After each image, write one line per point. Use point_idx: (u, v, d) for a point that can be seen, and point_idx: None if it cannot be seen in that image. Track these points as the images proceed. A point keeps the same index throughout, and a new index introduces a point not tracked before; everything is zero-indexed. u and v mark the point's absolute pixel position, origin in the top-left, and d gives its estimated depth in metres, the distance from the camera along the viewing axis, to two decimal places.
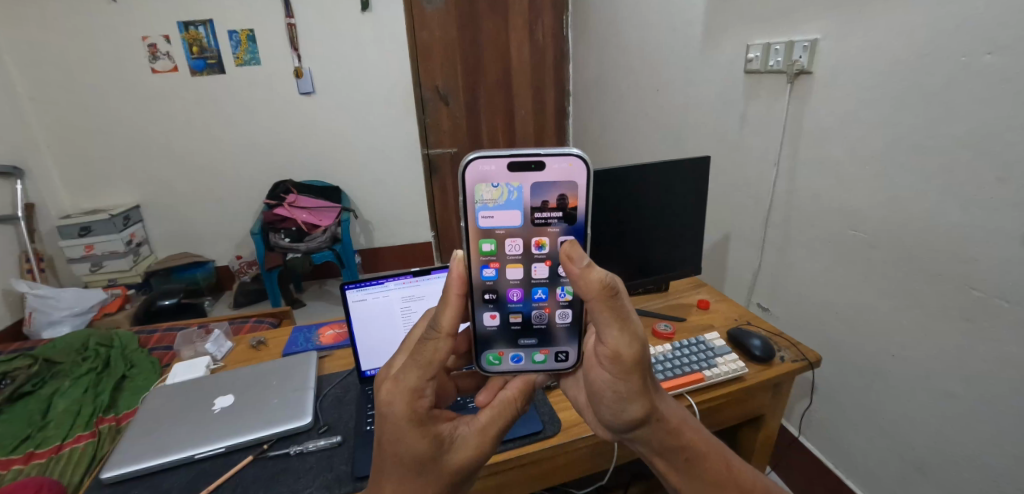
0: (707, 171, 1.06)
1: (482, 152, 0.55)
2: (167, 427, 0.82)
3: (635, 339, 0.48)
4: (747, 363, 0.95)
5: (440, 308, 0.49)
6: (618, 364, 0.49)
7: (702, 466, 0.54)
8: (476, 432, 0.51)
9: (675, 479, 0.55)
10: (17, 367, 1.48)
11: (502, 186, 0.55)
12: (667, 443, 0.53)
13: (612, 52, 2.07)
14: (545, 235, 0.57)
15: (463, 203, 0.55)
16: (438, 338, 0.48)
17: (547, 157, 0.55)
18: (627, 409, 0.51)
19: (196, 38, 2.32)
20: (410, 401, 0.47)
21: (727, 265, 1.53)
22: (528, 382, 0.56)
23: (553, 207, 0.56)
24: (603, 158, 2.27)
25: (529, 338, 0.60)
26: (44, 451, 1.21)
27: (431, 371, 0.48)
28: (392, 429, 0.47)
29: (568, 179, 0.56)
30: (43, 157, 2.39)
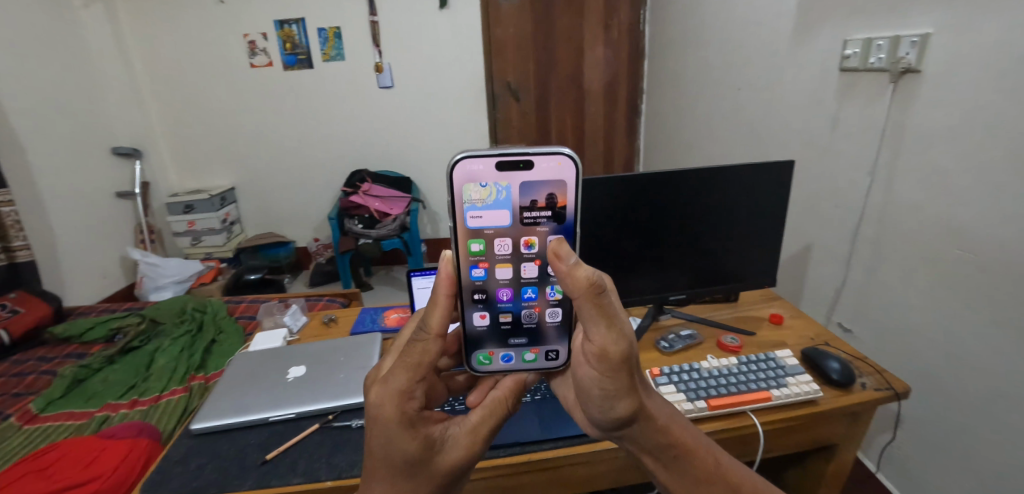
0: (790, 176, 0.99)
1: (469, 151, 0.55)
2: (248, 390, 0.90)
3: (622, 336, 0.48)
4: (822, 386, 0.88)
5: (430, 309, 0.51)
6: (605, 362, 0.49)
7: (690, 463, 0.55)
8: (466, 431, 0.52)
9: (664, 475, 0.56)
10: (129, 323, 1.71)
11: (490, 186, 0.55)
12: (655, 440, 0.54)
13: (689, 50, 1.99)
14: (534, 235, 0.57)
15: (451, 204, 0.55)
16: (428, 338, 0.50)
17: (536, 156, 0.55)
18: (616, 406, 0.52)
19: (289, 36, 2.49)
20: (401, 402, 0.48)
21: (806, 278, 1.42)
22: (518, 383, 0.57)
23: (542, 207, 0.56)
24: (675, 158, 2.19)
25: (519, 338, 0.60)
26: (146, 400, 1.36)
27: (421, 372, 0.50)
28: (382, 432, 0.48)
29: (557, 178, 0.56)
30: (158, 142, 2.69)
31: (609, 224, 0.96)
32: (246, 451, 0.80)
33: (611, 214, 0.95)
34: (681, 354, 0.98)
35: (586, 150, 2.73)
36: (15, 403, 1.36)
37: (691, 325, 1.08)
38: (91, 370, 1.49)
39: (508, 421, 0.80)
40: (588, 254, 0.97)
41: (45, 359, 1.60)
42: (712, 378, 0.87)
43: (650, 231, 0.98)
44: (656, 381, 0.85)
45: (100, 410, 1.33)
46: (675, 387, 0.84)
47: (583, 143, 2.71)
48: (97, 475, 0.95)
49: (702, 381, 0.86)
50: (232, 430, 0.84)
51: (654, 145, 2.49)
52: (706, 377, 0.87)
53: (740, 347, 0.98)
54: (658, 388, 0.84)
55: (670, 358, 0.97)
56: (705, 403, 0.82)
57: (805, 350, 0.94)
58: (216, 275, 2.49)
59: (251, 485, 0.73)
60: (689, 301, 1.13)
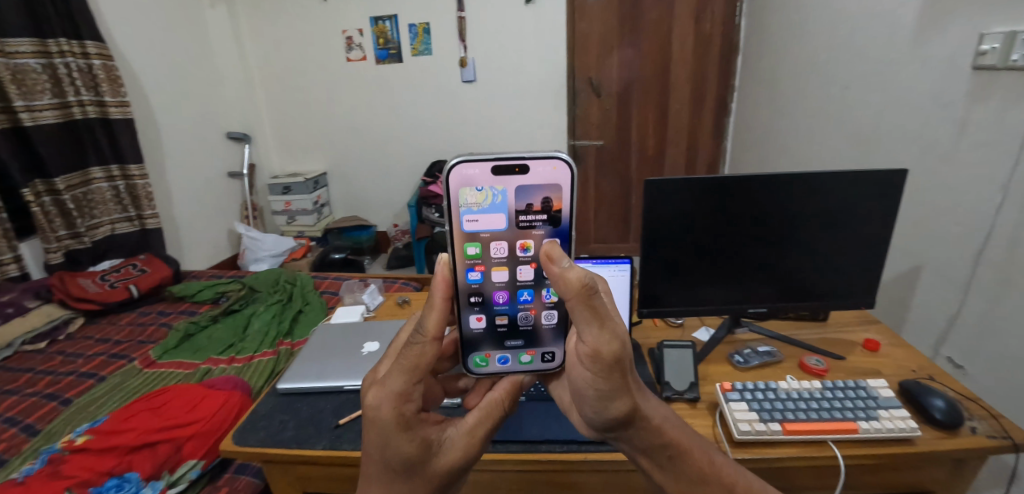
0: (900, 186, 0.89)
1: (464, 156, 0.55)
2: (327, 359, 0.97)
3: (615, 337, 0.47)
4: (920, 424, 0.79)
5: (426, 311, 0.51)
6: (598, 362, 0.48)
7: (687, 464, 0.53)
8: (463, 433, 0.53)
9: (659, 476, 0.55)
10: (231, 289, 1.94)
11: (485, 190, 0.56)
12: (649, 440, 0.53)
13: (788, 45, 1.85)
14: (530, 238, 0.58)
15: (447, 209, 0.56)
16: (425, 341, 0.51)
17: (531, 161, 0.55)
18: (610, 407, 0.50)
19: (383, 31, 2.63)
20: (398, 405, 0.49)
21: (911, 303, 1.26)
22: (516, 386, 0.58)
23: (538, 210, 0.57)
24: (765, 161, 2.05)
25: (515, 339, 0.61)
26: (242, 358, 1.50)
27: (418, 375, 0.50)
28: (379, 434, 0.49)
29: (553, 181, 0.56)
30: (264, 128, 2.96)
31: (683, 228, 0.92)
32: (322, 414, 0.86)
33: (686, 217, 0.92)
34: (757, 371, 0.92)
35: (668, 149, 2.63)
36: (140, 349, 1.58)
37: (771, 342, 1.01)
38: (199, 326, 1.68)
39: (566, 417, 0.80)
40: (661, 257, 0.94)
41: (164, 313, 1.83)
42: (791, 401, 0.80)
43: (729, 238, 0.93)
44: (727, 396, 0.81)
45: (204, 363, 1.49)
46: (747, 404, 0.79)
47: (665, 142, 2.61)
48: (200, 419, 1.09)
49: (779, 402, 0.80)
50: (311, 392, 0.91)
51: (743, 146, 2.34)
52: (784, 398, 0.81)
53: (826, 371, 0.90)
54: (727, 404, 0.80)
55: (744, 374, 0.91)
56: (779, 426, 0.76)
57: (904, 382, 0.85)
58: (306, 251, 2.70)
59: (324, 445, 0.79)
60: (771, 317, 1.05)
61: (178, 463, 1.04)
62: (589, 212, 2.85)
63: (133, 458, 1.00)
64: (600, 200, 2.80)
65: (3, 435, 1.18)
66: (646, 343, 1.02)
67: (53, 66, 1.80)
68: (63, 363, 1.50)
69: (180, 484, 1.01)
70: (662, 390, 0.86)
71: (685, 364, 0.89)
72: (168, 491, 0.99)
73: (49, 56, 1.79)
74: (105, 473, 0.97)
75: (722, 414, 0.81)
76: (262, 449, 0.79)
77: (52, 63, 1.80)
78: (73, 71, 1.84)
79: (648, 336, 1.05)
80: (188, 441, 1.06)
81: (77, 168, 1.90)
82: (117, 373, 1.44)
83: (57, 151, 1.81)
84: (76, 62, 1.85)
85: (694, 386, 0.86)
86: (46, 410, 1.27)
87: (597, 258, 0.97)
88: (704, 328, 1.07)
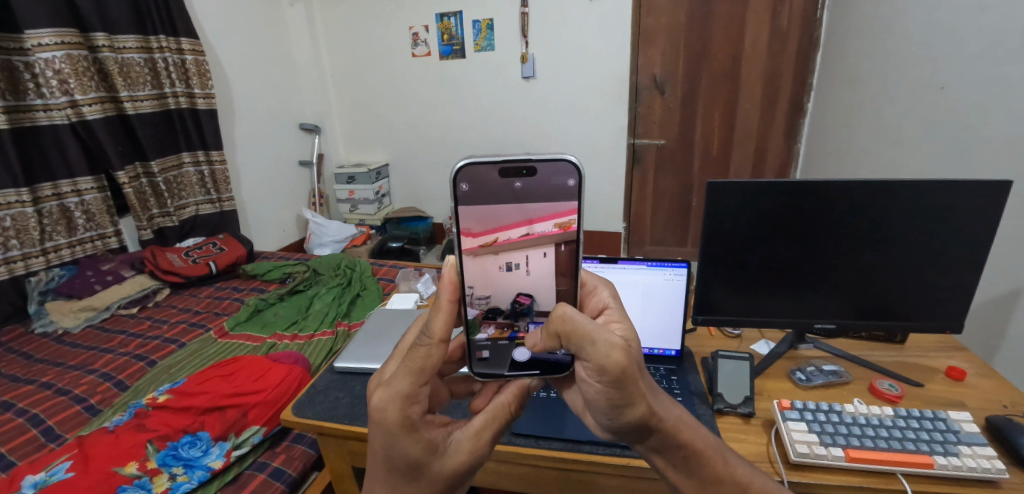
0: (1002, 201, 0.80)
1: (473, 159, 0.57)
2: (381, 341, 1.02)
3: (611, 354, 0.52)
4: (1008, 466, 0.71)
5: (433, 314, 0.54)
6: (604, 376, 0.53)
7: (699, 463, 0.57)
8: (469, 436, 0.56)
9: (674, 475, 0.59)
10: (296, 270, 2.06)
11: (495, 192, 0.59)
12: (663, 440, 0.57)
13: (873, 40, 1.70)
14: (535, 236, 0.61)
15: (458, 210, 0.59)
16: (431, 344, 0.54)
17: (537, 162, 0.57)
18: (625, 413, 0.55)
19: (447, 28, 2.69)
20: (404, 407, 0.52)
21: (1006, 331, 1.12)
22: (522, 390, 0.61)
23: (542, 211, 0.60)
24: (842, 165, 1.90)
25: (518, 341, 0.64)
26: (303, 336, 1.59)
27: (424, 377, 0.54)
28: (385, 434, 0.52)
29: (558, 181, 0.59)
30: (334, 119, 3.12)
31: (746, 234, 0.88)
32: None
33: (750, 222, 0.87)
34: (821, 391, 0.87)
35: (734, 150, 2.51)
36: (216, 320, 1.72)
37: (838, 361, 0.94)
38: (268, 303, 1.81)
39: None
40: (721, 263, 0.90)
41: (237, 289, 1.98)
42: (857, 426, 0.75)
43: (797, 246, 0.88)
44: (784, 415, 0.76)
45: (270, 337, 1.59)
46: (807, 425, 0.75)
47: (731, 142, 2.49)
48: (264, 389, 1.17)
49: (843, 427, 0.74)
50: (364, 373, 0.96)
51: (818, 149, 2.18)
52: (849, 423, 0.75)
53: (900, 398, 0.83)
54: (784, 422, 0.75)
55: (806, 393, 0.86)
56: (841, 452, 0.71)
57: (992, 418, 0.76)
58: (366, 239, 2.82)
59: None
60: (840, 334, 0.98)
61: (243, 426, 1.11)
62: (646, 213, 2.78)
63: (205, 419, 1.10)
64: (658, 200, 2.72)
65: (99, 388, 1.33)
66: (699, 352, 0.98)
67: (152, 60, 1.99)
68: (151, 328, 1.66)
69: (244, 447, 1.09)
70: (714, 402, 0.83)
71: (741, 377, 0.85)
72: (233, 452, 1.07)
73: (150, 51, 1.98)
74: (181, 429, 1.07)
75: (778, 432, 0.77)
76: (318, 422, 0.83)
77: (153, 57, 1.99)
78: (169, 65, 2.02)
79: (702, 345, 1.01)
80: (253, 408, 1.13)
81: (168, 153, 2.09)
82: (195, 341, 1.57)
83: (153, 137, 2.00)
84: (172, 57, 2.03)
85: (749, 400, 0.82)
86: (135, 369, 1.42)
87: (654, 260, 0.94)
88: (764, 341, 1.01)
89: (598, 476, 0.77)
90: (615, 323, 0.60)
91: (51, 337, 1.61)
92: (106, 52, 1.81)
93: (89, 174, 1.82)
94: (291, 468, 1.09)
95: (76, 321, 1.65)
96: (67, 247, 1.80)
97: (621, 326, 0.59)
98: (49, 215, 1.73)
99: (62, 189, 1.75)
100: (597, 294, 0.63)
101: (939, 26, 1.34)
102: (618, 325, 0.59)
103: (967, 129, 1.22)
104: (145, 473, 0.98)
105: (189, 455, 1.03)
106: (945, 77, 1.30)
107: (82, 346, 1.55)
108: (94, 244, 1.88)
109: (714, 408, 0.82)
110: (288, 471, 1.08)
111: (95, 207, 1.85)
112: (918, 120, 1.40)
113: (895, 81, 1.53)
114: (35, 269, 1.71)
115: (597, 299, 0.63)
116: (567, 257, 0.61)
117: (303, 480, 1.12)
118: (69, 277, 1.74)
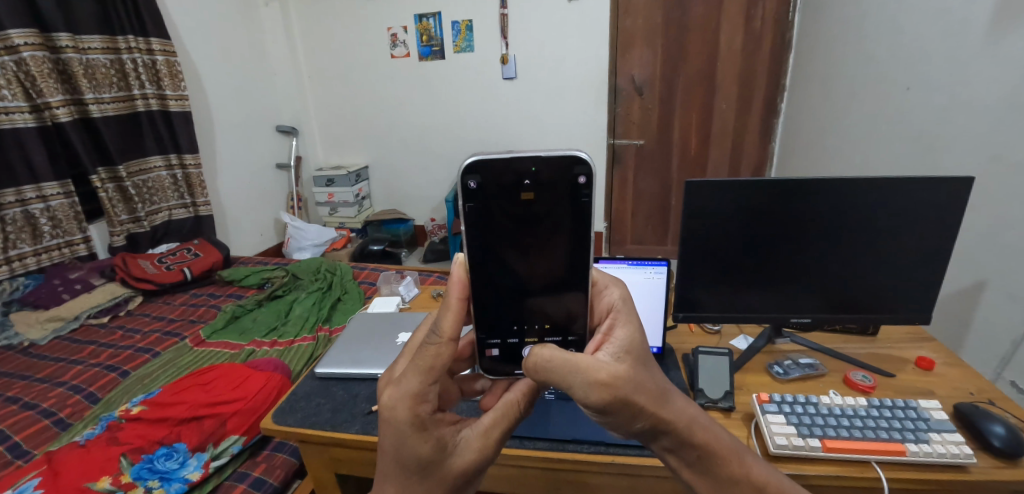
0: (967, 196, 0.83)
1: (481, 156, 0.57)
2: (363, 346, 1.01)
3: (591, 394, 0.51)
4: (977, 452, 0.74)
5: (442, 314, 0.55)
6: (597, 409, 0.52)
7: (716, 463, 0.54)
8: (478, 435, 0.55)
9: (689, 474, 0.55)
10: (275, 275, 2.02)
11: (501, 189, 0.59)
12: (676, 439, 0.53)
13: (842, 43, 1.75)
14: (520, 240, 0.60)
15: (466, 211, 0.59)
16: (440, 342, 0.54)
17: (548, 159, 0.58)
18: (632, 426, 0.53)
19: (427, 29, 2.68)
20: (413, 405, 0.52)
21: (971, 321, 1.16)
22: (533, 388, 0.58)
23: (531, 214, 0.59)
24: (814, 164, 1.95)
25: (528, 340, 0.64)
26: (283, 342, 1.56)
27: (433, 376, 0.54)
28: (394, 433, 0.52)
29: (567, 179, 0.59)
30: (311, 121, 3.07)
31: (726, 231, 0.90)
32: (356, 399, 0.88)
33: (727, 223, 0.89)
34: (798, 383, 0.89)
35: (711, 151, 2.55)
36: (191, 328, 1.67)
37: (814, 354, 0.97)
38: (245, 309, 1.77)
39: (591, 419, 0.80)
40: (700, 261, 0.92)
41: (214, 296, 1.94)
42: (832, 416, 0.77)
43: (773, 243, 0.90)
44: (763, 408, 0.78)
45: (249, 344, 1.56)
46: (785, 418, 0.76)
47: (708, 142, 2.53)
48: (243, 397, 1.15)
49: (819, 418, 0.76)
50: (348, 378, 0.94)
51: (792, 148, 2.23)
52: (825, 414, 0.77)
53: (873, 388, 0.86)
54: (764, 416, 0.77)
55: (784, 386, 0.88)
56: (818, 443, 0.73)
57: (960, 405, 0.79)
58: (346, 242, 2.79)
59: (357, 430, 0.81)
60: (815, 328, 1.00)
61: (221, 437, 1.09)
62: (626, 212, 2.81)
63: (181, 429, 1.08)
64: (638, 200, 2.75)
65: (69, 401, 1.28)
66: (681, 348, 1.00)
67: (120, 61, 1.93)
68: (123, 337, 1.61)
69: (222, 457, 1.06)
70: (695, 397, 0.84)
71: (721, 372, 0.87)
72: (212, 463, 1.05)
73: (117, 52, 1.92)
74: (157, 442, 1.04)
75: (757, 425, 0.79)
76: (300, 429, 0.82)
77: (120, 58, 1.93)
78: (138, 66, 1.96)
79: (682, 341, 1.02)
80: (232, 417, 1.11)
81: (140, 156, 2.04)
82: (170, 349, 1.53)
83: (121, 141, 1.94)
84: (141, 58, 1.97)
85: (728, 394, 0.84)
86: (106, 380, 1.37)
87: (635, 260, 0.96)
88: (742, 336, 1.03)
89: (590, 475, 0.77)
90: (619, 326, 0.57)
91: (16, 349, 1.55)
92: (70, 53, 1.75)
93: (55, 179, 1.75)
94: (272, 477, 1.07)
95: (43, 333, 1.59)
96: (32, 256, 1.74)
97: (624, 330, 0.56)
98: (12, 223, 1.66)
99: (26, 195, 1.68)
100: (606, 294, 0.63)
101: (905, 29, 1.38)
102: (621, 331, 0.56)
103: (930, 129, 1.27)
104: (119, 487, 0.94)
105: (166, 467, 1.00)
106: (911, 78, 1.35)
107: (50, 358, 1.49)
108: (62, 251, 1.82)
109: (702, 404, 0.83)
110: (269, 479, 1.06)
111: (62, 214, 1.79)
112: (886, 119, 1.45)
113: (863, 82, 1.58)
114: None
115: (606, 299, 0.62)
116: (551, 263, 0.61)
117: (285, 488, 1.10)
118: (35, 287, 1.68)
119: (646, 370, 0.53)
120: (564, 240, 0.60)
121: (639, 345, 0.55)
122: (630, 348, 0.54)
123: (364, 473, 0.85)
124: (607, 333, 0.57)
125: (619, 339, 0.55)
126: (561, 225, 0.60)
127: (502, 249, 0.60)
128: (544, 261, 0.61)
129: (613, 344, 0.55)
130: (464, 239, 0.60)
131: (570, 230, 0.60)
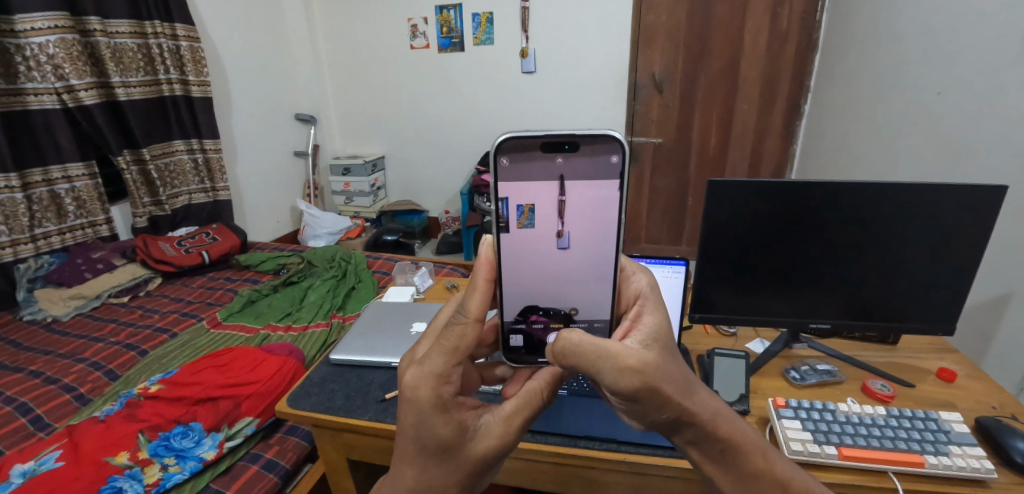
0: (998, 205, 0.81)
1: (515, 134, 0.57)
2: (376, 335, 1.01)
3: (620, 380, 0.50)
4: (998, 468, 0.72)
5: (470, 294, 0.54)
6: (624, 397, 0.52)
7: (739, 458, 0.53)
8: (499, 421, 0.55)
9: (710, 468, 0.55)
10: (291, 262, 2.05)
11: (534, 164, 0.58)
12: (699, 433, 0.53)
13: (871, 44, 1.71)
14: (554, 210, 0.59)
15: (499, 186, 0.59)
16: (466, 322, 0.54)
17: (581, 138, 0.57)
18: (659, 416, 0.52)
19: (447, 20, 2.67)
20: (436, 386, 0.52)
21: (995, 334, 1.13)
22: (556, 377, 0.58)
23: (566, 187, 0.59)
24: (838, 168, 1.90)
25: (554, 326, 0.65)
26: (297, 327, 1.58)
27: (458, 357, 0.54)
28: (416, 413, 0.52)
29: (601, 155, 0.58)
30: (330, 109, 3.09)
31: (747, 228, 0.88)
32: (370, 387, 0.89)
33: (751, 222, 0.88)
34: (815, 390, 0.87)
35: (730, 151, 2.51)
36: (208, 310, 1.70)
37: (832, 361, 0.95)
38: (261, 294, 1.79)
39: (605, 416, 0.80)
40: (721, 259, 0.90)
41: (230, 280, 1.97)
42: (850, 424, 0.75)
43: (795, 245, 0.88)
44: (779, 413, 0.77)
45: (264, 328, 1.58)
46: (801, 424, 0.75)
47: (727, 143, 2.50)
48: (259, 380, 1.16)
49: (836, 425, 0.75)
50: (362, 366, 0.95)
51: (813, 152, 2.20)
52: (842, 421, 0.76)
53: (892, 397, 0.84)
54: (780, 420, 0.76)
55: (800, 391, 0.87)
56: (835, 451, 0.72)
57: (982, 419, 0.77)
58: (360, 231, 2.81)
59: (370, 417, 0.82)
60: (835, 334, 0.98)
61: (236, 418, 1.11)
62: (641, 211, 2.78)
63: (197, 409, 1.09)
64: (654, 198, 2.72)
65: (89, 377, 1.31)
66: (696, 349, 0.99)
67: (146, 46, 1.95)
68: (142, 317, 1.65)
69: (236, 438, 1.09)
70: None
71: (737, 374, 0.86)
72: (226, 444, 1.07)
73: (144, 36, 1.94)
74: (173, 420, 1.06)
75: (772, 430, 0.78)
76: (313, 414, 0.83)
77: (146, 43, 1.96)
78: (163, 51, 1.99)
79: (698, 342, 1.01)
80: (247, 399, 1.13)
81: (163, 140, 2.07)
82: (187, 330, 1.56)
83: (144, 125, 1.97)
84: (166, 43, 2.00)
85: (744, 398, 0.83)
86: (125, 359, 1.40)
87: (652, 258, 0.95)
88: (759, 340, 1.02)
89: (603, 473, 0.77)
90: (647, 313, 0.57)
91: (40, 324, 1.59)
92: (99, 36, 1.77)
93: (80, 160, 1.80)
94: (285, 460, 1.09)
95: (66, 309, 1.63)
96: (57, 234, 1.78)
97: (652, 317, 0.56)
98: (38, 202, 1.71)
99: (52, 175, 1.73)
100: (634, 281, 0.62)
101: (939, 30, 1.34)
102: (648, 318, 0.56)
103: (960, 136, 1.24)
104: (136, 463, 0.97)
105: (182, 445, 1.02)
106: (942, 82, 1.31)
107: (72, 335, 1.53)
108: (85, 231, 1.86)
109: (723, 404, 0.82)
110: (281, 463, 1.08)
111: (86, 194, 1.82)
112: (914, 125, 1.41)
113: (892, 84, 1.54)
114: (23, 256, 1.69)
115: (633, 286, 0.62)
116: (587, 232, 0.60)
117: (297, 472, 1.11)
118: (59, 265, 1.72)
119: (674, 360, 0.53)
120: (598, 212, 0.60)
121: (665, 333, 0.55)
122: (657, 336, 0.54)
123: (376, 461, 0.86)
124: (635, 320, 0.57)
125: (647, 326, 0.55)
126: (596, 199, 0.59)
127: (537, 212, 0.59)
128: (580, 227, 0.60)
129: (640, 331, 0.54)
130: (499, 206, 0.59)
131: (604, 203, 0.59)
